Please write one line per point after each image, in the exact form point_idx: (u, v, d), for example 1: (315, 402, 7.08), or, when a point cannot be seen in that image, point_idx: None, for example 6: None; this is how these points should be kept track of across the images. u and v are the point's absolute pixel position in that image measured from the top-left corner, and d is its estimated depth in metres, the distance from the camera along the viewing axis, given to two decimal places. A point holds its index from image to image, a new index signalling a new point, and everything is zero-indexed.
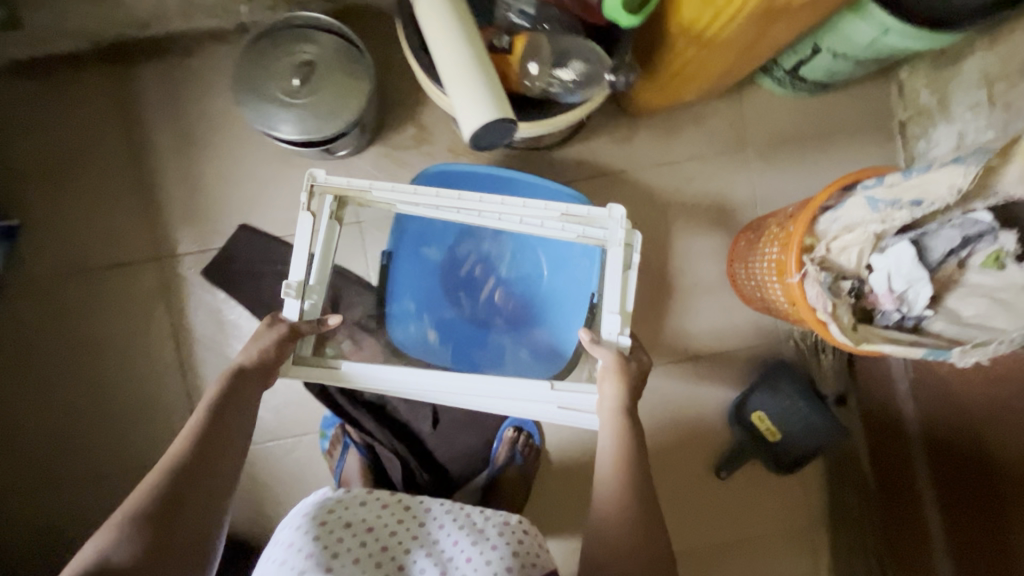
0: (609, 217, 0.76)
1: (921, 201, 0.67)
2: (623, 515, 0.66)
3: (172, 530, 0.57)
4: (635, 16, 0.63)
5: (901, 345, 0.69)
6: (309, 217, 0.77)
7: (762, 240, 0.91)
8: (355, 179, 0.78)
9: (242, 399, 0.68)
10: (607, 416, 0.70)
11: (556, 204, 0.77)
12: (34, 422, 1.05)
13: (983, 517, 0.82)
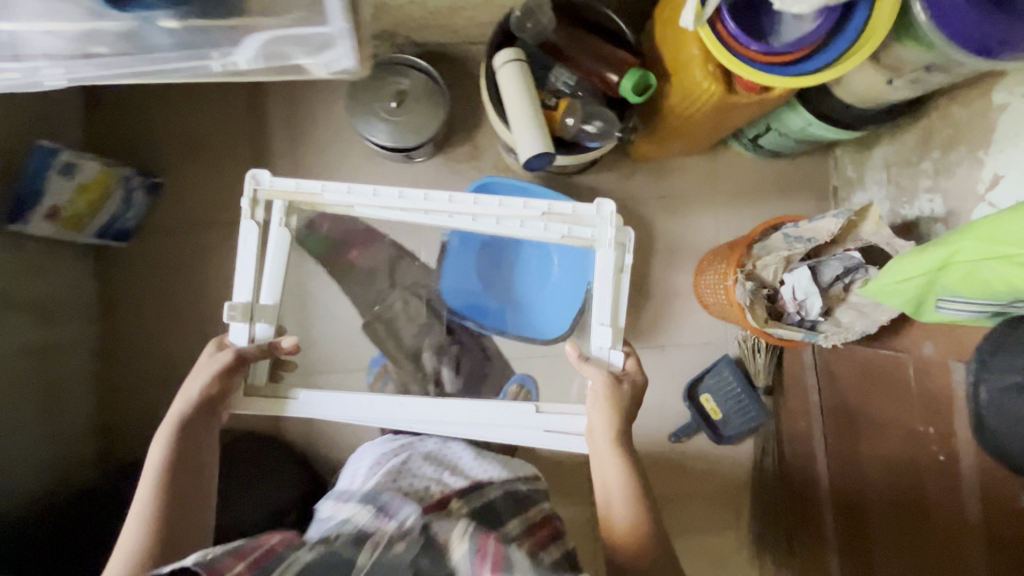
0: (606, 219, 1.03)
1: (812, 237, 1.03)
2: (626, 492, 0.87)
3: (179, 521, 0.82)
4: (638, 97, 0.97)
5: (790, 331, 1.04)
6: (252, 223, 1.03)
7: (716, 260, 1.24)
8: (284, 179, 1.04)
9: (200, 422, 0.91)
10: (602, 433, 0.92)
11: (535, 204, 1.05)
12: (147, 334, 1.34)
13: (861, 504, 1.15)
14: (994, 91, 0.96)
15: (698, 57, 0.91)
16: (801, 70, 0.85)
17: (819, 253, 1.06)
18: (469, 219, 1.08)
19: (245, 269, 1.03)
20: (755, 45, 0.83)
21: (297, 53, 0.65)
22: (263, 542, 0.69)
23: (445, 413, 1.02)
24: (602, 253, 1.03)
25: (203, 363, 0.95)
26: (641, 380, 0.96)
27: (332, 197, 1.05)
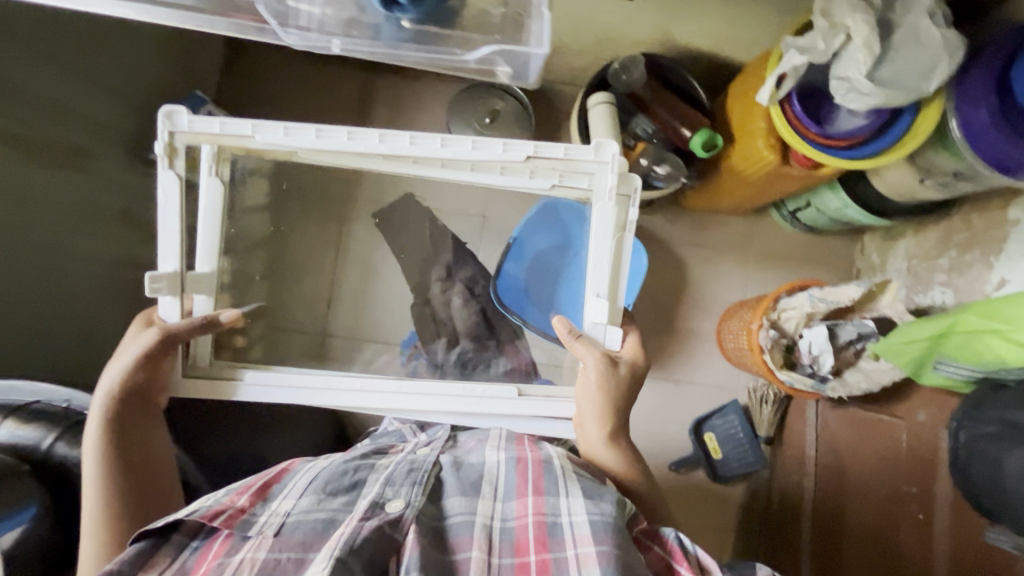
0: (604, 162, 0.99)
1: (833, 301, 1.15)
2: (624, 454, 0.98)
3: (140, 499, 0.86)
4: (705, 153, 1.13)
5: (800, 379, 1.17)
6: (171, 177, 0.92)
7: (743, 310, 1.37)
8: (202, 117, 0.92)
9: (135, 405, 0.91)
10: (594, 402, 1.00)
11: (519, 149, 0.96)
12: None
13: (831, 540, 1.29)
14: (1010, 206, 1.11)
15: (762, 128, 1.07)
16: (852, 154, 1.00)
17: (838, 318, 1.18)
18: (439, 164, 1.03)
19: (170, 238, 0.95)
20: (815, 127, 0.99)
21: (502, 64, 0.79)
22: (262, 479, 0.84)
23: (411, 395, 1.04)
24: (602, 206, 1.01)
25: (129, 345, 0.94)
26: (637, 363, 1.02)
27: (266, 139, 0.95)
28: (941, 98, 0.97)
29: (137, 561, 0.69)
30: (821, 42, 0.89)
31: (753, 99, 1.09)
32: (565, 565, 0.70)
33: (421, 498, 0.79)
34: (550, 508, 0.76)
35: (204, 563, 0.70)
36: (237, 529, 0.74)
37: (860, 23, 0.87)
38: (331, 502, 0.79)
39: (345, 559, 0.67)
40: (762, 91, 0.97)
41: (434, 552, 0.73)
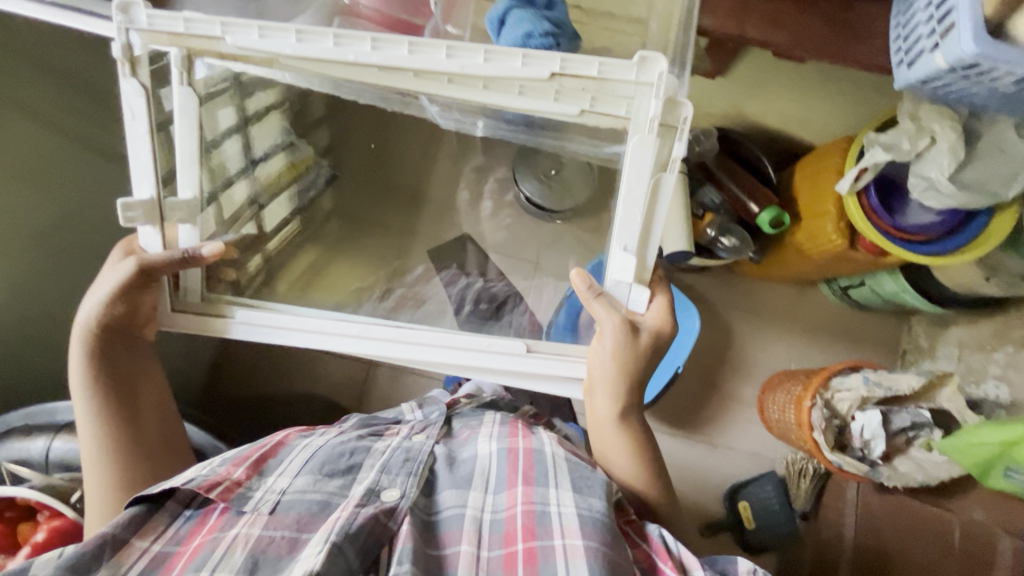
0: (649, 84, 0.77)
1: (889, 388, 1.16)
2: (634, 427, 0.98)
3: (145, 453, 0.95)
4: (771, 229, 1.16)
5: (851, 463, 1.16)
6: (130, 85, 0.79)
7: (789, 382, 1.38)
8: (162, 12, 0.77)
9: (119, 341, 0.94)
10: (612, 364, 0.91)
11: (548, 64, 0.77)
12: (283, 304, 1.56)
13: None
14: None
15: (833, 212, 1.08)
16: (923, 249, 1.01)
17: (893, 404, 1.18)
18: (441, 83, 0.81)
19: (141, 155, 0.83)
20: (889, 219, 1.01)
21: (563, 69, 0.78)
22: (261, 451, 0.89)
23: (412, 341, 0.94)
24: (641, 142, 0.80)
25: (107, 275, 0.90)
26: (657, 333, 0.93)
27: (237, 42, 0.79)
28: (1014, 209, 0.99)
29: (136, 528, 0.74)
30: (906, 142, 0.93)
31: (823, 183, 1.12)
32: (548, 553, 0.72)
33: (415, 494, 0.83)
34: (539, 499, 0.79)
35: (196, 537, 0.74)
36: (232, 504, 0.78)
37: (946, 130, 0.90)
38: (328, 485, 0.82)
39: (340, 545, 0.70)
40: (841, 181, 1.02)
41: (424, 548, 0.77)
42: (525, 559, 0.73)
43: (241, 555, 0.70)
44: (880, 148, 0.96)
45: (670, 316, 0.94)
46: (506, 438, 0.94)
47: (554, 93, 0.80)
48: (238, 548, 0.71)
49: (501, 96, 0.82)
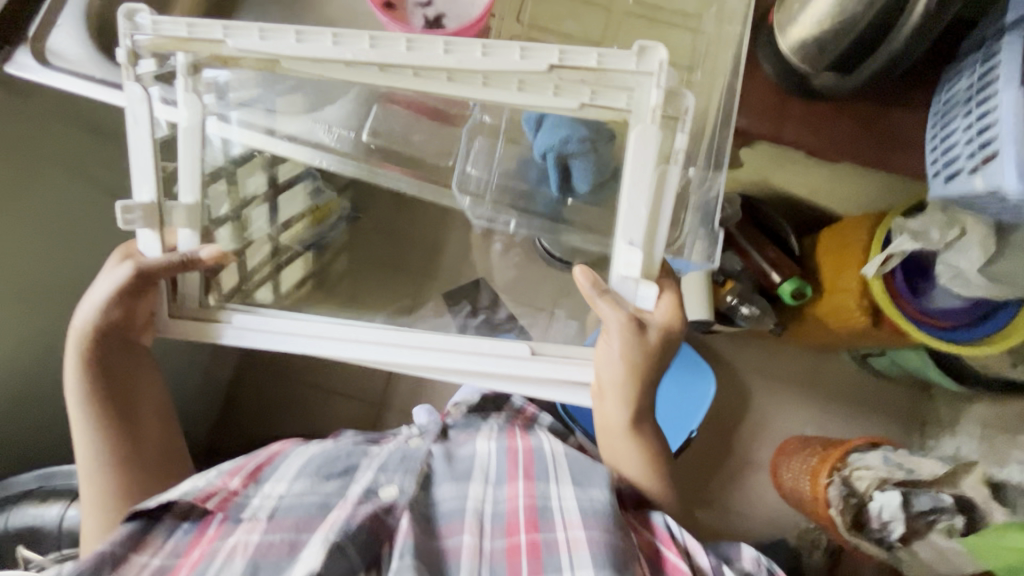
0: (650, 71, 0.74)
1: (913, 470, 1.15)
2: (643, 425, 0.91)
3: (144, 467, 0.91)
4: (793, 301, 1.17)
5: (869, 545, 1.15)
6: (133, 88, 0.78)
7: (806, 450, 1.35)
8: (168, 17, 0.75)
9: (115, 343, 0.89)
10: (620, 366, 0.83)
11: (541, 58, 0.73)
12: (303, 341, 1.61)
13: None
14: None
15: (856, 288, 1.06)
16: (949, 333, 1.02)
17: (914, 483, 1.14)
18: (441, 80, 0.78)
19: (143, 164, 0.81)
20: (913, 302, 1.02)
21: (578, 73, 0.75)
22: (256, 460, 0.89)
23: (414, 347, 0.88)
24: (642, 130, 0.75)
25: (105, 278, 0.86)
26: (669, 330, 0.84)
27: (237, 45, 0.76)
28: None
29: (132, 544, 0.73)
30: (934, 232, 0.93)
31: (849, 259, 1.09)
32: (553, 547, 0.74)
33: (415, 489, 0.84)
34: (539, 495, 0.82)
35: (197, 548, 0.74)
36: (231, 515, 0.78)
37: (976, 223, 0.89)
38: (325, 487, 0.84)
39: (342, 547, 0.71)
40: (866, 265, 1.01)
41: (427, 540, 0.77)
42: (529, 551, 0.75)
43: (241, 560, 0.71)
44: (908, 236, 0.95)
45: (681, 311, 0.84)
46: (497, 452, 0.94)
47: (553, 87, 0.76)
48: (238, 555, 0.71)
49: (502, 93, 0.79)
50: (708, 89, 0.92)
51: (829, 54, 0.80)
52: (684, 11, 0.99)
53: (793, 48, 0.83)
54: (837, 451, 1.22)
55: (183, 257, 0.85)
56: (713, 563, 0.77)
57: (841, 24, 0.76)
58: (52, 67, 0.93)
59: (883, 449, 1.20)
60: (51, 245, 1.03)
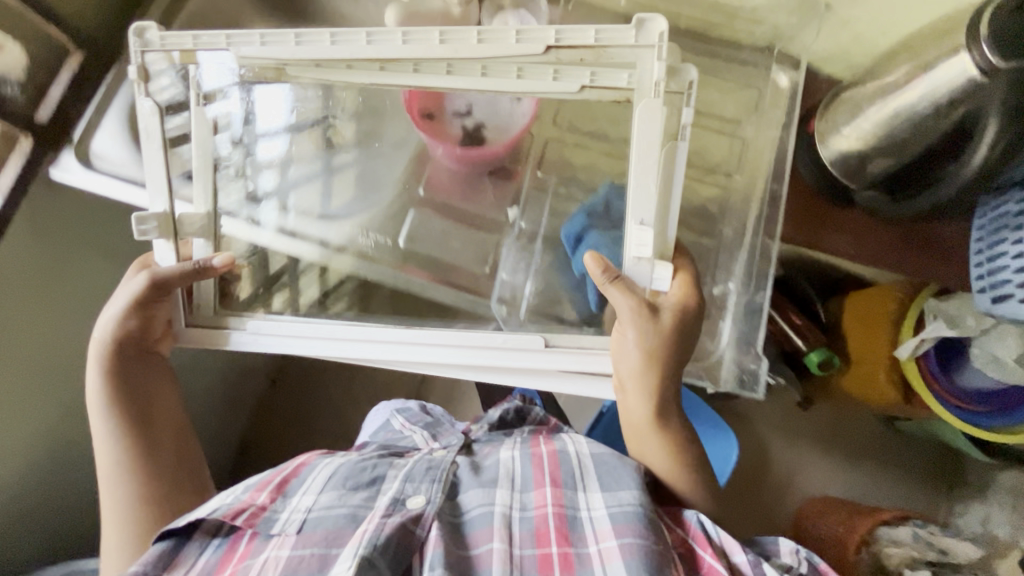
0: (650, 46, 0.70)
1: (947, 550, 1.05)
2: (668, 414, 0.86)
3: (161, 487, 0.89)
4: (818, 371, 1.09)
5: None
6: (146, 102, 0.80)
7: (829, 517, 1.24)
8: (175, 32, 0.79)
9: (132, 354, 0.90)
10: (637, 356, 0.80)
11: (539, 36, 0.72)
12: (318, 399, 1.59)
13: None
14: None
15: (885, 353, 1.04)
16: (977, 418, 1.01)
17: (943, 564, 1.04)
18: (441, 72, 0.77)
19: (157, 173, 0.83)
20: (945, 383, 1.00)
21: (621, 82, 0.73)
22: (285, 471, 0.86)
23: (424, 340, 0.86)
24: (645, 106, 0.71)
25: (122, 288, 0.87)
26: (686, 312, 0.80)
27: (241, 52, 0.79)
28: None
29: (171, 564, 0.74)
30: (969, 319, 0.93)
31: (875, 330, 1.07)
32: (582, 562, 0.72)
33: (440, 500, 0.80)
34: (565, 504, 0.78)
35: (230, 563, 0.73)
36: (260, 529, 0.76)
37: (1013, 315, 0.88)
38: (352, 500, 0.79)
39: (373, 561, 0.70)
40: (899, 347, 1.01)
41: (456, 551, 0.75)
42: (563, 564, 0.72)
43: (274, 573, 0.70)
44: (944, 322, 0.95)
45: (693, 287, 0.81)
46: (524, 458, 0.85)
47: (553, 72, 0.74)
48: (271, 568, 0.71)
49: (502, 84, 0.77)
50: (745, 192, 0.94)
51: (871, 169, 0.84)
52: (726, 114, 0.98)
53: (834, 158, 0.87)
54: (864, 521, 1.12)
55: (189, 266, 0.85)
56: (754, 561, 0.72)
57: (885, 141, 0.79)
58: (92, 168, 0.97)
59: (914, 522, 1.11)
60: (47, 313, 1.02)
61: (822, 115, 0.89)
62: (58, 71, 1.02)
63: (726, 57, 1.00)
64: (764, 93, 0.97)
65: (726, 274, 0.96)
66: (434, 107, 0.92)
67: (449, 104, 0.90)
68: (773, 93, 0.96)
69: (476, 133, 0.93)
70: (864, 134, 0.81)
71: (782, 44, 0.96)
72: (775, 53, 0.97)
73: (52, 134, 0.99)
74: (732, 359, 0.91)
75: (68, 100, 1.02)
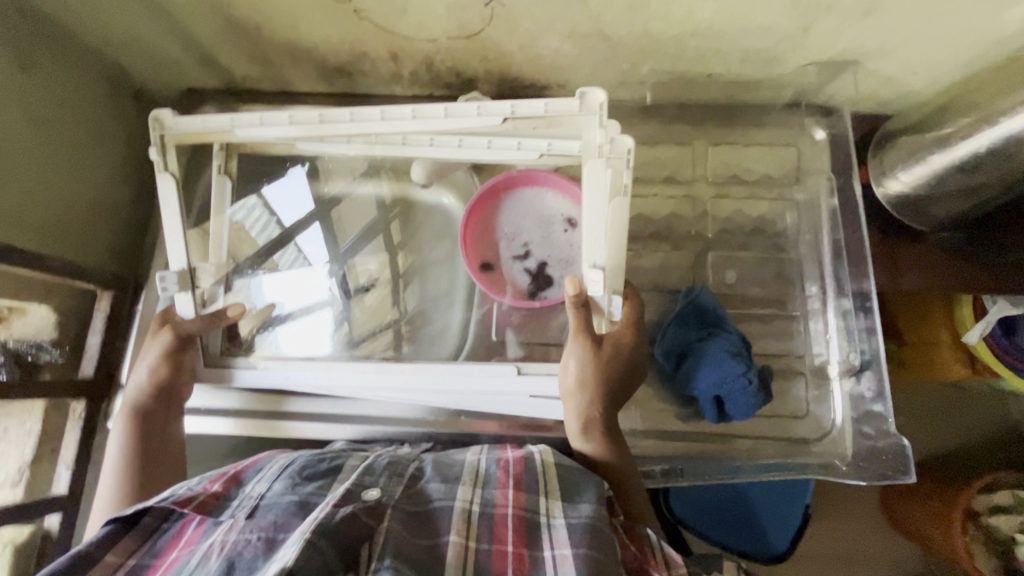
0: (593, 114, 0.60)
1: None
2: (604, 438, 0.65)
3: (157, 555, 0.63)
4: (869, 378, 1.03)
5: None
6: (168, 179, 0.68)
7: (920, 493, 1.04)
8: (188, 117, 0.67)
9: (160, 407, 0.70)
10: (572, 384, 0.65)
11: (498, 107, 0.62)
12: None
13: None
14: None
15: (947, 339, 0.88)
16: None
17: None
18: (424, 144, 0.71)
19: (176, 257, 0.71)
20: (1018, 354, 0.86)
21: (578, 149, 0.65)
22: (244, 460, 0.62)
23: (419, 378, 0.70)
24: (591, 169, 0.63)
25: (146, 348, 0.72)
26: (627, 344, 0.67)
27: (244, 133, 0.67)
28: None
29: (117, 548, 0.49)
30: None
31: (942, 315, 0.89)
32: (539, 565, 0.48)
33: (399, 489, 0.55)
34: (528, 503, 0.54)
35: (172, 550, 0.49)
36: (210, 514, 0.52)
37: None
38: (305, 486, 0.54)
39: (315, 539, 0.44)
40: (969, 331, 0.84)
41: (412, 541, 0.49)
42: (518, 568, 0.48)
43: (215, 561, 0.45)
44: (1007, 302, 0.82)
45: (636, 323, 0.68)
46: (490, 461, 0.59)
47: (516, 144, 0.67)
48: (216, 555, 0.46)
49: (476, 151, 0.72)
50: (816, 237, 0.78)
51: (934, 212, 0.72)
52: (774, 179, 0.80)
53: (889, 200, 0.76)
54: (950, 501, 0.96)
55: (211, 315, 0.72)
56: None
57: (960, 190, 0.67)
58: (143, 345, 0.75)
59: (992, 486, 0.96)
60: None
61: (872, 158, 0.78)
62: (89, 319, 0.73)
63: (758, 120, 0.80)
64: (804, 152, 0.80)
65: (824, 342, 0.76)
66: (492, 256, 0.76)
67: (505, 249, 0.76)
68: (812, 150, 0.79)
69: (544, 274, 0.74)
70: (924, 181, 0.69)
71: (810, 97, 0.78)
72: (804, 107, 0.79)
73: (98, 394, 0.71)
74: (851, 427, 0.73)
75: (115, 346, 0.74)
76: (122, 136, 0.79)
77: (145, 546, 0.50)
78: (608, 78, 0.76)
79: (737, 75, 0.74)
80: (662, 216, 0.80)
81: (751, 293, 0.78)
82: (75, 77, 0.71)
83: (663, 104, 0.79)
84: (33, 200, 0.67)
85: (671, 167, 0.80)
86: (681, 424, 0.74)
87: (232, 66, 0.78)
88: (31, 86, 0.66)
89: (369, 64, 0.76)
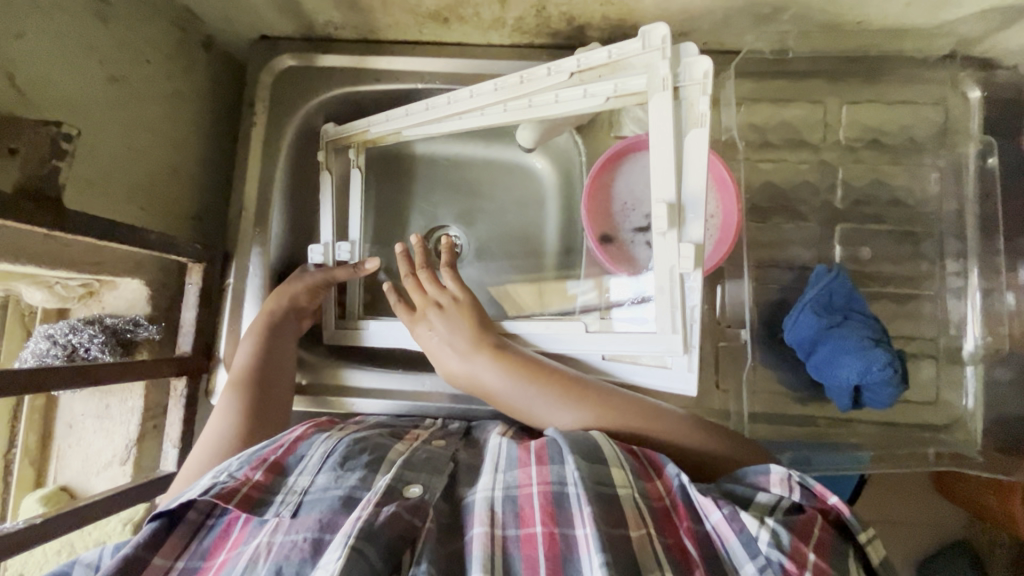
0: (653, 50, 0.55)
1: None
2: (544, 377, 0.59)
3: None
4: None
5: None
6: (326, 176, 0.73)
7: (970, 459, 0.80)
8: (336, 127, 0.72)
9: (283, 336, 0.68)
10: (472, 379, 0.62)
11: (566, 61, 0.60)
12: None
13: None
14: None
15: None
16: None
17: None
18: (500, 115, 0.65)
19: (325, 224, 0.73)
20: None
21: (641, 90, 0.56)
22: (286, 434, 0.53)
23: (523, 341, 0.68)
24: (653, 111, 0.56)
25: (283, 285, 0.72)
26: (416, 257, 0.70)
27: (381, 125, 0.70)
28: None
29: (165, 549, 0.44)
30: None
31: None
32: (572, 545, 0.43)
33: (440, 488, 0.49)
34: (555, 475, 0.47)
35: (221, 551, 0.44)
36: (253, 512, 0.45)
37: None
38: (347, 477, 0.47)
39: (360, 546, 0.40)
40: None
41: (446, 551, 0.45)
42: (552, 551, 0.42)
43: (263, 569, 0.40)
44: None
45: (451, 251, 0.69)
46: (512, 429, 0.63)
47: (581, 92, 0.60)
48: (262, 562, 0.41)
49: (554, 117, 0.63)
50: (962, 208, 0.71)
51: None
52: (914, 143, 0.72)
53: None
54: None
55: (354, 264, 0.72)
56: (733, 516, 0.44)
57: None
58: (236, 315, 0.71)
59: None
60: None
61: None
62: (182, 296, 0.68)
63: (905, 75, 0.71)
64: (953, 113, 0.71)
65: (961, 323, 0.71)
66: (613, 229, 0.69)
67: (625, 222, 0.68)
68: (964, 110, 0.70)
69: None
70: None
71: (969, 47, 0.69)
72: (958, 60, 0.70)
73: (196, 371, 0.68)
74: (981, 417, 0.69)
75: (210, 321, 0.70)
76: (193, 93, 0.72)
77: (194, 545, 0.45)
78: (742, 25, 0.67)
79: (892, 22, 0.65)
80: (789, 184, 0.72)
81: (884, 270, 0.71)
82: (146, 29, 0.63)
83: (796, 57, 0.70)
84: (115, 162, 0.61)
85: (801, 129, 0.72)
86: (800, 409, 0.70)
87: (314, 11, 0.69)
88: (107, 38, 0.59)
89: (471, 8, 0.67)
